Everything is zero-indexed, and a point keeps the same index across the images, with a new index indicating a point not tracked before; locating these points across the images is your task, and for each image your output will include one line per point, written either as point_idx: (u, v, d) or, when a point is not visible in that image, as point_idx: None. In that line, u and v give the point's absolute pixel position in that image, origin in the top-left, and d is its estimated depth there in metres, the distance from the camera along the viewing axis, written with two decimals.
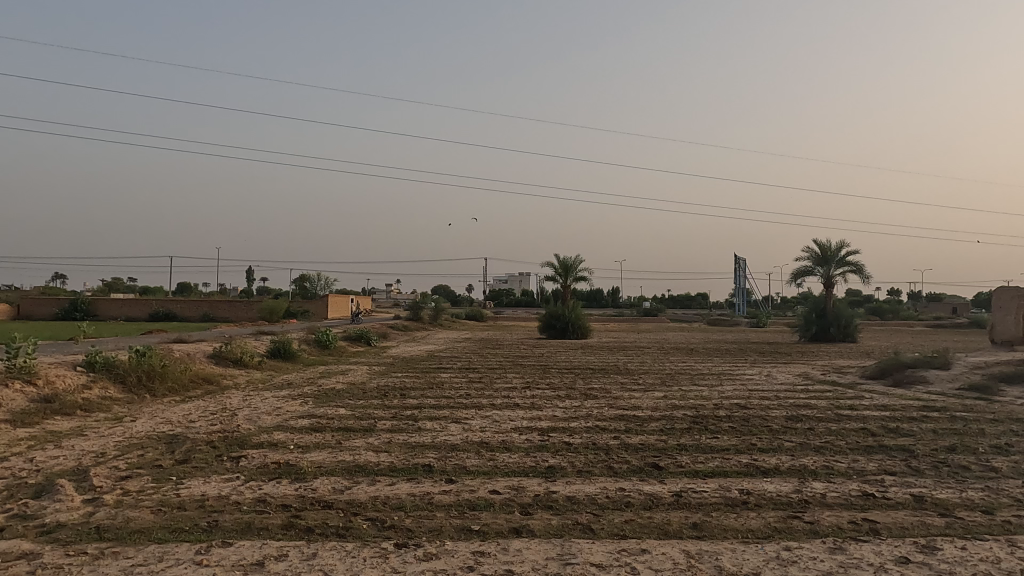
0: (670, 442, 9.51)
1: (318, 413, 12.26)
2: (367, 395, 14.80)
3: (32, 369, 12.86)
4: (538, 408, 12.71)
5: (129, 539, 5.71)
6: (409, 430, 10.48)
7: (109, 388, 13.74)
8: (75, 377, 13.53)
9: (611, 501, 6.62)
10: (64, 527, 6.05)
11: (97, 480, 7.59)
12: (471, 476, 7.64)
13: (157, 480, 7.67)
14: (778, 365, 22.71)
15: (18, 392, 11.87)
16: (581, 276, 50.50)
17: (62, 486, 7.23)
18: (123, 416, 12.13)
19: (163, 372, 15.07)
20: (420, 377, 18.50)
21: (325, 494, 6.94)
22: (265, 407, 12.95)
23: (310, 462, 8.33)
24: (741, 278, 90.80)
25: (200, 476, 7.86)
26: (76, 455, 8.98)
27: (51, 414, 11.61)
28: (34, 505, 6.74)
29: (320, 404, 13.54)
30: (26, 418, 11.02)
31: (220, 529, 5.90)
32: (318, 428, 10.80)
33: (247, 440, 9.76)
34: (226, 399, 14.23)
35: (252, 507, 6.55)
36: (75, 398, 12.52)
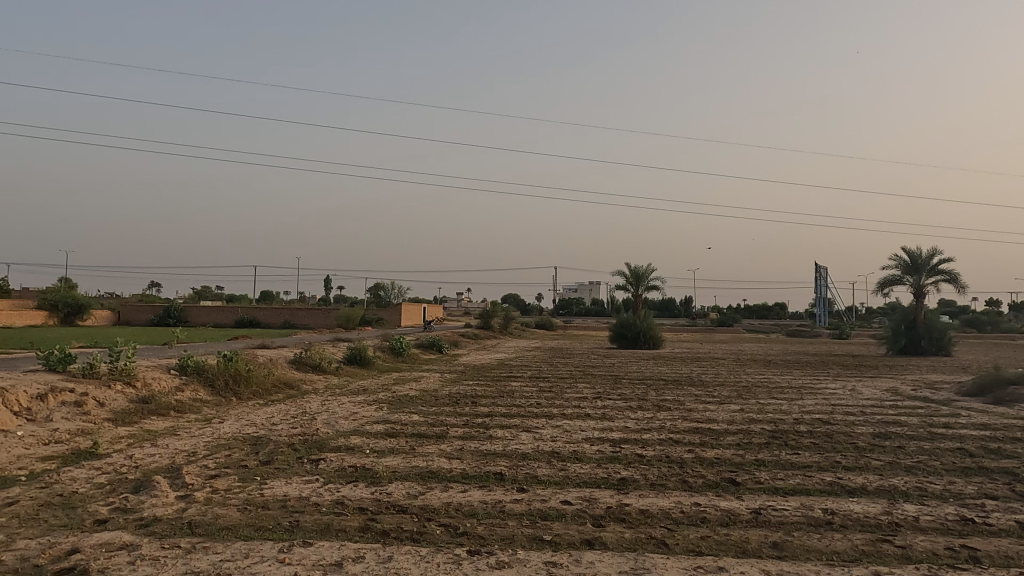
0: (748, 457, 9.20)
1: (392, 419, 12.57)
2: (439, 402, 15.06)
3: (131, 371, 13.76)
4: (609, 418, 12.56)
5: (218, 535, 6.00)
6: (480, 437, 10.58)
7: (199, 390, 14.54)
8: (170, 380, 14.38)
9: (686, 516, 6.47)
10: (160, 522, 6.41)
11: (189, 478, 8.04)
12: (543, 485, 7.61)
13: (243, 479, 8.05)
14: (864, 379, 21.60)
15: (120, 393, 12.74)
16: (652, 285, 49.80)
17: (158, 482, 7.70)
18: (212, 418, 12.80)
19: (248, 376, 15.81)
20: (491, 385, 18.67)
21: (400, 498, 7.10)
22: (343, 412, 13.37)
23: (385, 467, 8.54)
24: (822, 288, 86.77)
25: (283, 476, 8.20)
26: (170, 453, 9.53)
27: (148, 414, 12.40)
28: (133, 499, 7.19)
29: (395, 410, 13.86)
30: (126, 418, 11.82)
31: (300, 530, 6.12)
32: (392, 433, 11.06)
33: (326, 444, 10.10)
34: (306, 403, 14.78)
35: (330, 509, 6.76)
36: (169, 400, 13.30)
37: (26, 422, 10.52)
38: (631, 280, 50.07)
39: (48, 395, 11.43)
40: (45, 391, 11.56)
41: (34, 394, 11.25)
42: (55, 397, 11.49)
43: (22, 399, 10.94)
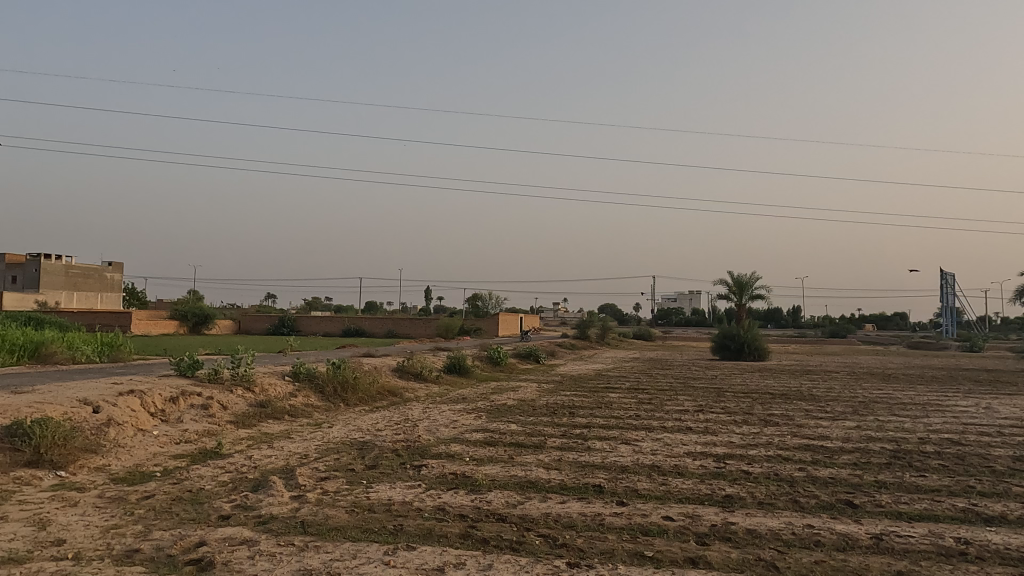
0: (866, 477, 8.59)
1: (491, 427, 12.72)
2: (536, 412, 15.10)
3: (250, 377, 14.73)
4: (712, 433, 12.12)
5: (327, 535, 6.29)
6: (578, 448, 10.51)
7: (310, 396, 15.35)
8: (284, 385, 15.27)
9: (797, 538, 6.12)
10: (276, 520, 6.80)
11: (302, 479, 8.50)
12: (643, 499, 7.44)
13: (351, 482, 8.41)
14: (1002, 396, 19.64)
15: (241, 397, 13.68)
16: (757, 294, 47.76)
17: (274, 482, 8.18)
18: (322, 422, 13.48)
19: (355, 383, 16.53)
20: (588, 396, 18.51)
21: (499, 507, 7.16)
22: (443, 420, 13.68)
23: (484, 475, 8.64)
24: (950, 296, 79.90)
25: (388, 481, 8.49)
26: (285, 455, 10.12)
27: (266, 417, 13.23)
28: (252, 497, 7.68)
29: (493, 418, 14.03)
30: (246, 421, 12.66)
31: (404, 534, 6.30)
32: (491, 441, 11.20)
33: (427, 450, 10.37)
34: (408, 410, 15.25)
35: (431, 514, 6.91)
36: (283, 404, 14.13)
37: (160, 422, 11.51)
38: (734, 289, 48.21)
39: (179, 398, 12.45)
40: (177, 394, 12.59)
41: (167, 397, 12.28)
42: (184, 399, 12.51)
43: (157, 401, 11.97)
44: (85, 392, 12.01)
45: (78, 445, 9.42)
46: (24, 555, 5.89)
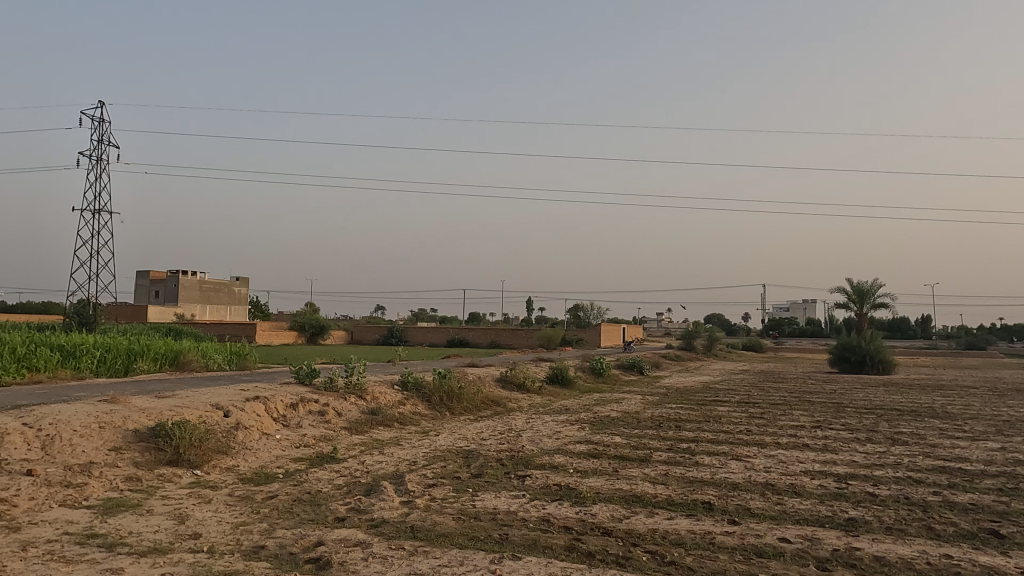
0: (1014, 505, 7.75)
1: (594, 439, 12.59)
2: (641, 424, 14.79)
3: (362, 385, 15.40)
4: (833, 451, 11.37)
5: (436, 541, 6.45)
6: (686, 463, 10.18)
7: (418, 404, 15.84)
8: (394, 394, 15.85)
9: (933, 569, 5.62)
10: (387, 524, 7.06)
11: (411, 485, 8.77)
12: (756, 519, 7.10)
13: (458, 490, 8.59)
14: None
15: (354, 405, 14.33)
16: (880, 302, 44.53)
17: (385, 487, 8.50)
18: (429, 430, 13.87)
19: (460, 393, 16.89)
20: (695, 409, 17.93)
21: (605, 520, 7.06)
22: (546, 430, 13.69)
23: (589, 487, 8.56)
24: None
25: (493, 490, 8.59)
26: (395, 461, 10.50)
27: (376, 424, 13.80)
28: (365, 501, 8.02)
29: (597, 430, 13.88)
30: (359, 427, 13.25)
31: (510, 543, 6.35)
32: (594, 453, 11.09)
33: (531, 460, 10.41)
34: (512, 420, 15.39)
35: (536, 525, 6.93)
36: (393, 412, 14.66)
37: (282, 427, 12.27)
38: (854, 298, 45.20)
39: (298, 404, 13.23)
40: (296, 400, 13.39)
41: (288, 403, 13.09)
42: (303, 406, 13.27)
43: (280, 407, 12.78)
44: (217, 398, 13.03)
45: (211, 446, 10.21)
46: (167, 545, 6.45)
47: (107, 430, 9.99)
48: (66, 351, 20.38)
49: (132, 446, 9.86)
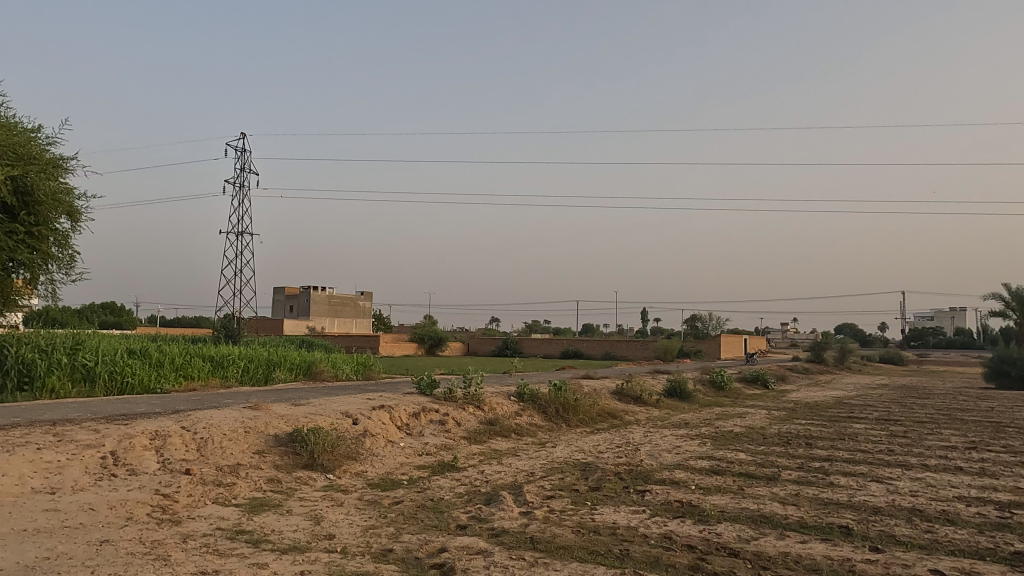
0: None
1: (717, 455, 12.10)
2: (767, 441, 14.03)
3: (480, 396, 15.71)
4: (992, 475, 10.24)
5: (556, 553, 6.45)
6: (819, 484, 9.54)
7: (534, 416, 15.93)
8: (510, 405, 16.03)
9: None
10: (507, 533, 7.15)
11: (530, 496, 8.84)
12: (903, 547, 6.52)
13: (576, 503, 8.55)
14: None
15: (472, 415, 14.65)
16: None
17: (504, 497, 8.61)
18: (545, 442, 13.92)
19: (576, 405, 16.81)
20: (828, 426, 16.78)
21: (731, 540, 6.76)
22: (666, 445, 13.32)
23: (713, 505, 8.23)
24: None
25: (612, 504, 8.48)
26: (513, 472, 10.62)
27: (494, 434, 14.03)
28: (485, 510, 8.17)
29: (719, 446, 13.32)
30: (477, 437, 13.53)
31: (631, 559, 6.23)
32: (718, 470, 10.65)
33: (651, 475, 10.17)
34: (629, 434, 15.11)
35: (658, 542, 6.76)
36: (510, 423, 14.85)
37: (406, 435, 12.78)
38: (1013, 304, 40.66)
39: (420, 414, 13.72)
40: (418, 410, 13.90)
41: (411, 413, 13.62)
42: (425, 415, 13.76)
43: (403, 416, 13.33)
44: (346, 406, 13.79)
45: (342, 452, 10.83)
46: (304, 544, 6.88)
47: (251, 434, 10.86)
48: (215, 361, 22.34)
49: (273, 450, 10.65)
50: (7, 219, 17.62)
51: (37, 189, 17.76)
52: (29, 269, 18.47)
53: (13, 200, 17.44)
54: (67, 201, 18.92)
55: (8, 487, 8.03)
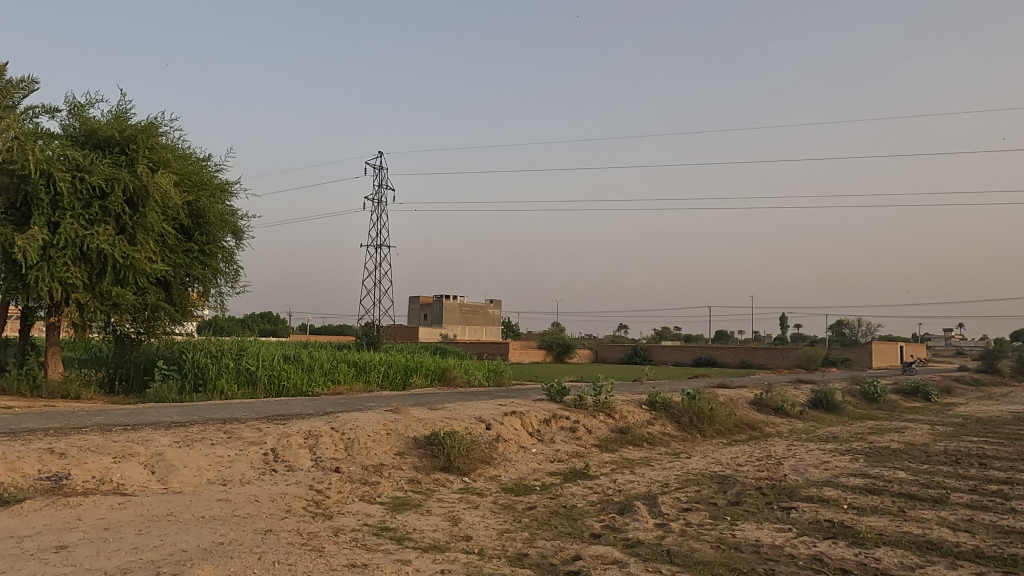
0: None
1: (871, 473, 11.16)
2: (932, 459, 12.74)
3: (611, 404, 15.56)
4: None
5: (694, 568, 6.23)
6: (997, 509, 8.50)
7: (667, 425, 15.53)
8: (642, 414, 15.74)
9: None
10: (642, 545, 7.01)
11: (665, 507, 8.61)
12: None
13: (715, 517, 8.22)
14: None
15: (604, 423, 14.54)
16: None
17: (639, 508, 8.45)
18: (680, 452, 13.52)
19: (711, 415, 16.19)
20: (1006, 444, 14.93)
21: (891, 567, 6.20)
22: (812, 460, 12.47)
23: (869, 527, 7.59)
24: None
25: (754, 520, 8.06)
26: (646, 482, 10.41)
27: (626, 443, 13.85)
28: (620, 520, 8.06)
29: (874, 463, 12.28)
30: (609, 445, 13.41)
31: None
32: (873, 489, 9.80)
33: (796, 492, 9.55)
34: (771, 447, 14.30)
35: (807, 563, 6.34)
36: (642, 432, 14.58)
37: (537, 441, 12.93)
38: None
39: (551, 420, 13.82)
40: (549, 417, 14.00)
41: (542, 419, 13.75)
42: (556, 422, 13.84)
43: (535, 422, 13.50)
44: (480, 412, 14.18)
45: (477, 456, 11.14)
46: (444, 544, 7.14)
47: (393, 436, 11.46)
48: (358, 366, 23.83)
49: (412, 451, 11.17)
50: (184, 239, 19.99)
51: (207, 212, 19.94)
52: (202, 282, 20.67)
53: (188, 222, 19.77)
54: (232, 222, 21.03)
55: (189, 478, 9.04)
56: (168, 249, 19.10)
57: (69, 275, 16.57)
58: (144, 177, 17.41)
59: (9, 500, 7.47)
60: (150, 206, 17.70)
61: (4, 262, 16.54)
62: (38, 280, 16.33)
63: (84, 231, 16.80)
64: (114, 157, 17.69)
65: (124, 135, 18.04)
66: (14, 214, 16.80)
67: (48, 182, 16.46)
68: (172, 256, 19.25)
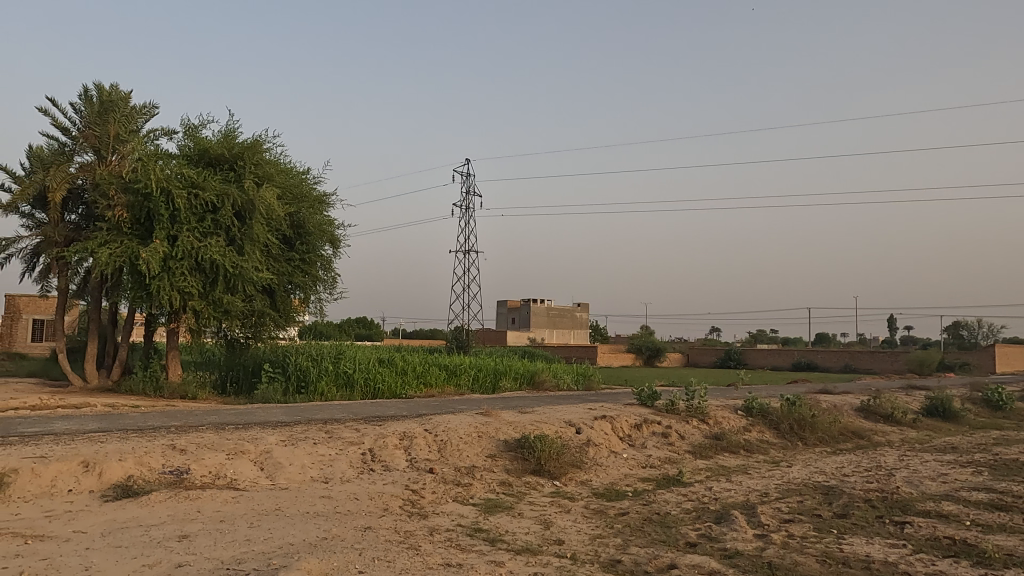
0: None
1: (997, 487, 10.26)
2: None
3: (704, 409, 15.10)
4: None
5: None
6: None
7: (765, 432, 14.91)
8: (738, 419, 15.19)
9: None
10: (741, 556, 6.76)
11: (764, 518, 8.27)
12: None
13: (820, 530, 7.81)
14: None
15: (697, 429, 14.14)
16: None
17: (737, 517, 8.16)
18: (780, 461, 12.95)
19: (813, 422, 15.40)
20: None
21: None
22: (928, 471, 11.62)
23: (997, 547, 6.98)
24: None
25: (864, 535, 7.60)
26: (744, 491, 10.03)
27: (722, 450, 13.41)
28: (716, 529, 7.81)
29: (1001, 477, 11.28)
30: (703, 452, 13.04)
31: None
32: (1000, 505, 9.01)
33: (911, 506, 8.92)
34: (880, 457, 13.44)
35: None
36: (738, 438, 14.06)
37: (628, 446, 12.74)
38: None
39: (642, 425, 13.58)
40: (640, 421, 13.76)
41: (633, 424, 13.54)
42: (647, 426, 13.59)
43: (625, 427, 13.31)
44: (570, 416, 14.14)
45: (567, 460, 11.11)
46: (536, 547, 7.17)
47: (484, 439, 11.63)
48: (449, 369, 24.33)
49: (503, 454, 11.29)
50: (287, 249, 21.13)
51: (307, 223, 20.99)
52: (303, 290, 21.70)
53: (291, 233, 20.89)
54: (330, 232, 21.98)
55: (294, 475, 9.54)
56: (272, 258, 20.26)
57: (186, 284, 17.87)
58: (251, 191, 18.59)
59: (138, 491, 8.13)
60: (257, 219, 18.87)
61: (130, 273, 18.05)
62: (159, 288, 17.70)
63: (199, 242, 18.12)
64: (224, 173, 18.99)
65: (232, 153, 19.31)
66: (138, 229, 18.34)
67: (167, 199, 17.87)
68: (276, 265, 20.38)
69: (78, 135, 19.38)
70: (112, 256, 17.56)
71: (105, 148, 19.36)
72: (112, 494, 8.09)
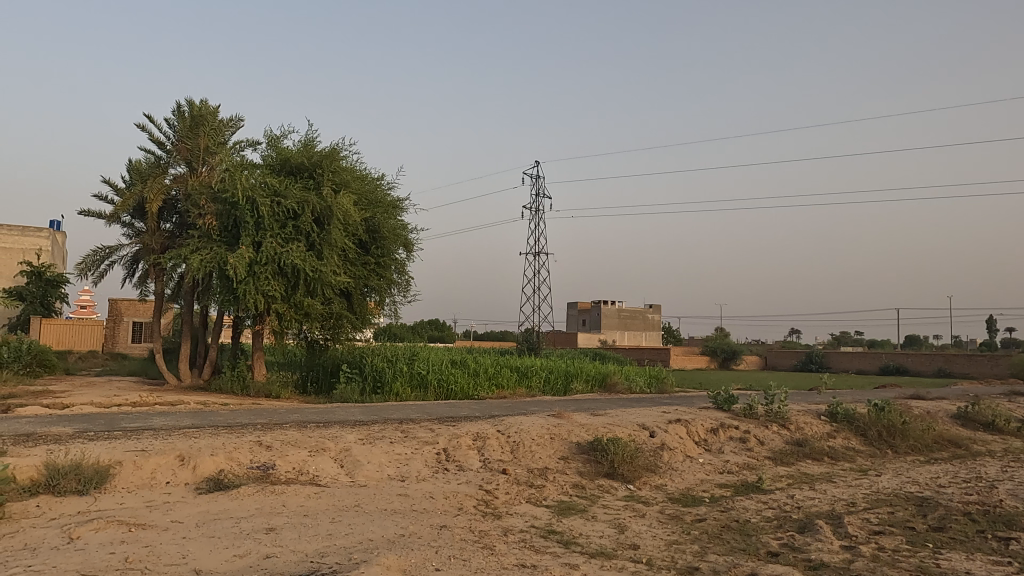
0: None
1: None
2: None
3: (785, 414, 14.56)
4: None
5: None
6: None
7: (851, 439, 14.22)
8: (821, 425, 14.54)
9: None
10: (828, 568, 6.47)
11: (852, 529, 7.89)
12: None
13: (913, 543, 7.39)
14: None
15: (777, 434, 13.64)
16: None
17: (822, 527, 7.82)
18: (867, 469, 12.33)
19: (904, 429, 14.57)
20: None
21: None
22: None
23: None
24: None
25: (963, 550, 7.13)
26: (829, 500, 9.61)
27: (804, 456, 12.88)
28: (800, 539, 7.50)
29: None
30: (784, 458, 12.57)
31: None
32: None
33: (1017, 521, 8.30)
34: (981, 467, 12.57)
35: None
36: (822, 445, 13.48)
37: (705, 451, 12.44)
38: None
39: (719, 430, 13.22)
40: (717, 425, 13.41)
41: (709, 428, 13.21)
42: (724, 431, 13.22)
43: (701, 431, 12.99)
44: (644, 419, 13.94)
45: (641, 463, 10.96)
46: (611, 551, 7.10)
47: (556, 441, 11.60)
48: (520, 371, 24.41)
49: (575, 456, 11.23)
50: (363, 254, 21.76)
51: (381, 227, 21.55)
52: (378, 292, 22.30)
53: (366, 237, 21.50)
54: (404, 236, 22.48)
55: (372, 472, 9.82)
56: (349, 262, 20.91)
57: (270, 288, 18.68)
58: (329, 198, 19.28)
59: (228, 485, 8.57)
60: (335, 224, 19.53)
61: (219, 278, 19.01)
62: (246, 292, 18.57)
63: (281, 248, 18.92)
64: (304, 182, 19.78)
65: (311, 161, 20.05)
66: (226, 236, 19.28)
67: (253, 207, 18.74)
68: (353, 268, 21.01)
69: (173, 149, 20.65)
70: (204, 261, 18.59)
71: (197, 161, 20.57)
72: (205, 487, 8.57)
